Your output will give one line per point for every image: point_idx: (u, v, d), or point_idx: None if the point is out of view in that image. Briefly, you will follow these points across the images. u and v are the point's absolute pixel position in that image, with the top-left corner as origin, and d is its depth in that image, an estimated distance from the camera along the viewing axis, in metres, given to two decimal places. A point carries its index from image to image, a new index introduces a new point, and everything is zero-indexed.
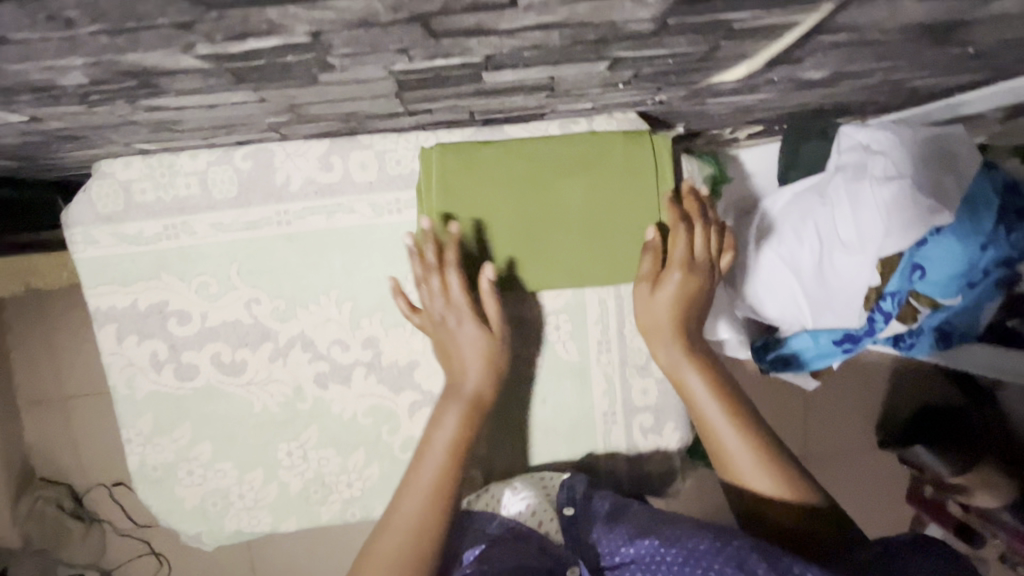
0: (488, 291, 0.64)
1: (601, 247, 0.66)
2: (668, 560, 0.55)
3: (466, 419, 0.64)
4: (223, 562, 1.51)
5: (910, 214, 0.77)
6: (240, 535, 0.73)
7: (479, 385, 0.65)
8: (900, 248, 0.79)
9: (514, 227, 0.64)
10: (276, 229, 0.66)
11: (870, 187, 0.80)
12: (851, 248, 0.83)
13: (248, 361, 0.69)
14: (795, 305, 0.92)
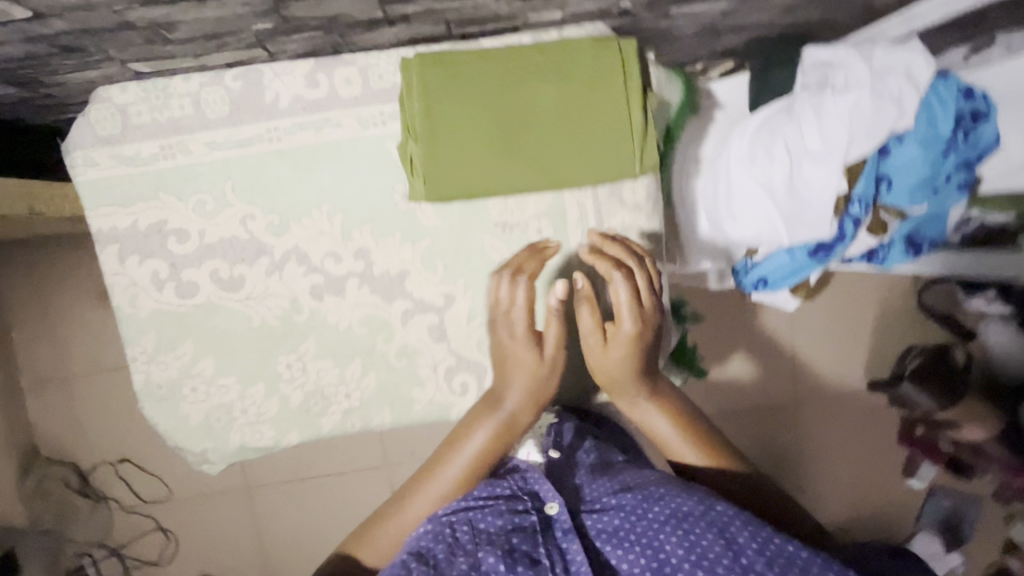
0: (554, 310, 0.68)
1: (574, 149, 0.69)
2: (651, 515, 0.57)
3: (497, 437, 0.71)
4: (230, 531, 1.53)
5: (871, 119, 0.82)
6: (245, 451, 0.77)
7: (521, 405, 0.70)
8: (863, 153, 0.85)
9: (489, 132, 0.67)
10: (267, 146, 0.70)
11: (832, 97, 0.85)
12: (819, 158, 0.88)
13: (246, 276, 0.72)
14: (770, 222, 0.96)
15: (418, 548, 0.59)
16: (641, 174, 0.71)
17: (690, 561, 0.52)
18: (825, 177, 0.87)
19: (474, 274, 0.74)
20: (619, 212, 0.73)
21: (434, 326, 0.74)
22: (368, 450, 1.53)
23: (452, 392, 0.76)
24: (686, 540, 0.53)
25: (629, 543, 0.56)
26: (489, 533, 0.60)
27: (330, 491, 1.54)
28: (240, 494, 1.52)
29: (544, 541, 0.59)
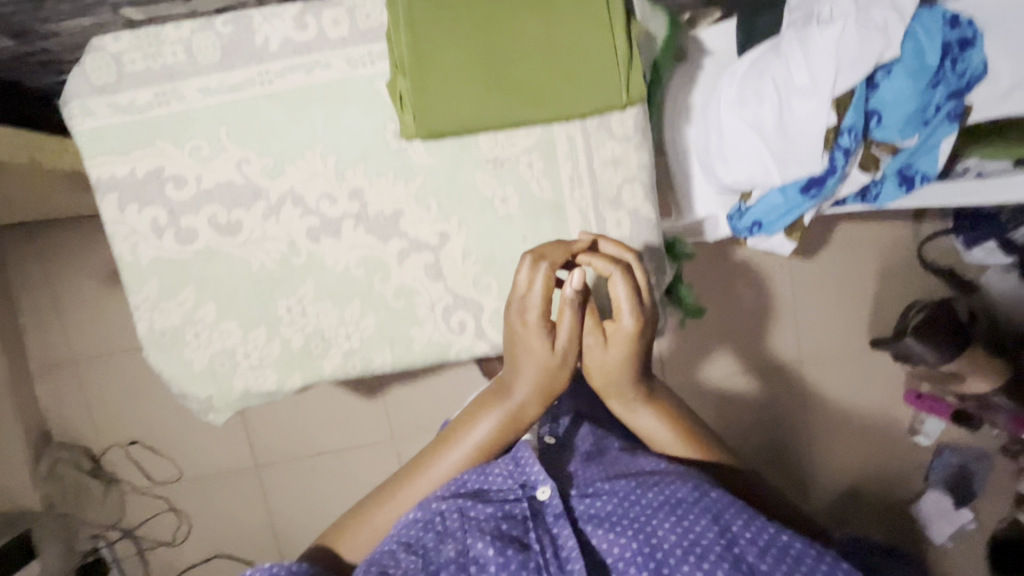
0: (569, 301, 0.63)
1: (561, 81, 0.70)
2: (643, 501, 0.59)
3: (500, 432, 0.67)
4: (241, 508, 1.55)
5: (858, 48, 0.83)
6: (249, 395, 0.78)
7: (529, 400, 0.66)
8: (852, 83, 0.85)
9: (476, 66, 0.68)
10: (259, 90, 0.71)
11: (817, 30, 0.86)
12: (808, 92, 0.88)
13: (243, 221, 0.73)
14: (762, 163, 0.95)
15: (406, 534, 0.59)
16: (628, 104, 0.72)
17: (682, 548, 0.54)
18: (814, 110, 0.88)
19: (468, 211, 0.74)
20: (609, 144, 0.74)
21: (430, 265, 0.75)
22: (374, 424, 1.55)
23: (450, 331, 0.77)
24: (679, 524, 0.55)
25: (620, 528, 0.58)
26: (479, 516, 0.60)
27: (339, 466, 1.55)
28: (250, 472, 1.54)
29: (536, 526, 0.61)
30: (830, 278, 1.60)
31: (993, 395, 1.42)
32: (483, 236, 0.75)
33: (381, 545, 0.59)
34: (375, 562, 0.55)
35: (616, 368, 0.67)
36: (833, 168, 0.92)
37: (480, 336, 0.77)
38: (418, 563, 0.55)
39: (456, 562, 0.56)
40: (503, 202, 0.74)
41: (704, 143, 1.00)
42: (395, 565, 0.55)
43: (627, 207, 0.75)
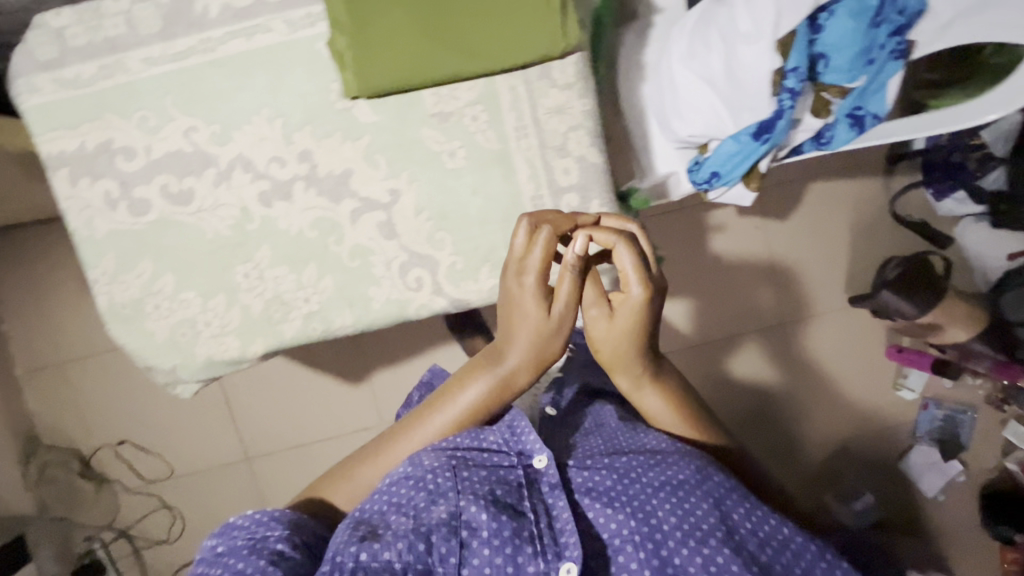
0: (570, 269, 0.60)
1: (498, 28, 0.70)
2: (641, 481, 0.62)
3: (491, 400, 0.67)
4: (235, 502, 1.55)
5: None
6: (213, 364, 0.79)
7: (520, 368, 0.65)
8: (793, 25, 0.86)
9: (412, 18, 0.69)
10: (202, 57, 0.72)
11: None
12: (751, 37, 0.88)
13: (195, 188, 0.74)
14: (715, 115, 0.98)
15: (397, 494, 0.60)
16: (567, 50, 0.72)
17: (679, 530, 0.58)
18: (758, 55, 0.88)
19: (417, 167, 0.75)
20: (551, 93, 0.75)
21: (383, 223, 0.76)
22: (361, 411, 1.55)
23: (408, 288, 0.78)
24: (679, 508, 0.59)
25: (617, 503, 0.61)
26: (472, 481, 0.61)
27: (329, 454, 1.56)
28: (240, 465, 1.54)
29: (530, 496, 0.62)
30: (809, 238, 1.60)
31: (974, 343, 1.43)
32: (434, 192, 0.76)
33: (370, 501, 0.61)
34: (367, 521, 0.58)
35: (619, 341, 0.65)
36: (781, 111, 0.92)
37: (437, 291, 0.78)
38: (408, 523, 0.57)
39: (446, 524, 0.57)
40: (451, 156, 0.75)
41: (659, 101, 1.03)
42: (386, 524, 0.58)
43: (574, 154, 0.76)
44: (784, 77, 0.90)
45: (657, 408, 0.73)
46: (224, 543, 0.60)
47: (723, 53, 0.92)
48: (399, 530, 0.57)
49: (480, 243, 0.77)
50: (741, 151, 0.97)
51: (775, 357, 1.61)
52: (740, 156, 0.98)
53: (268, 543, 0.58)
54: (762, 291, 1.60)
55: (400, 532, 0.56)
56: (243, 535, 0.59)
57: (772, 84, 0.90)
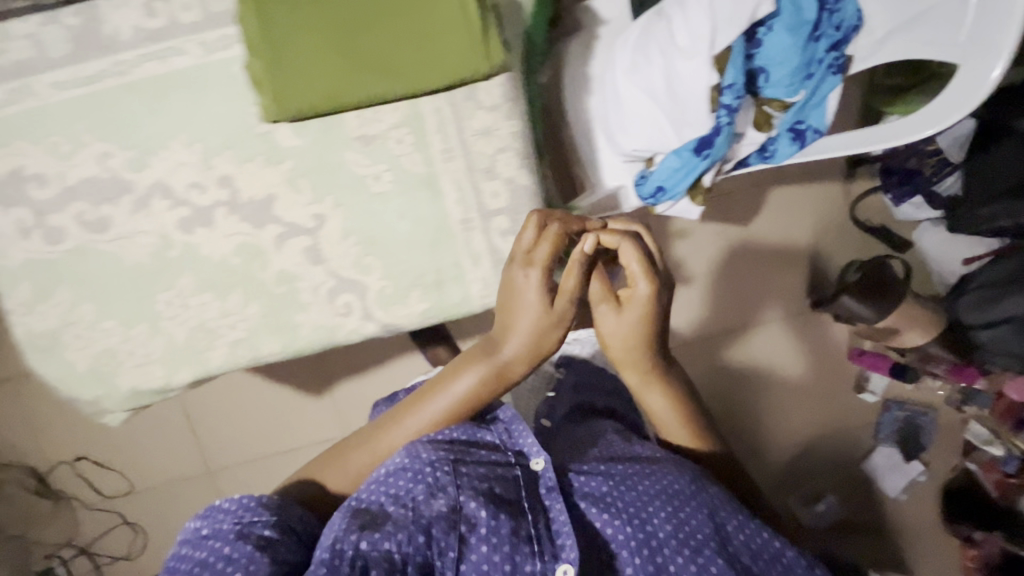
0: (576, 264, 0.65)
1: (417, 49, 0.68)
2: (638, 488, 0.63)
3: (488, 389, 0.68)
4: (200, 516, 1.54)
5: (731, 5, 0.83)
6: (138, 394, 0.77)
7: (516, 359, 0.67)
8: (729, 40, 0.84)
9: (327, 40, 0.67)
10: (115, 80, 0.70)
11: None
12: (689, 52, 0.87)
13: (112, 215, 0.72)
14: (660, 128, 0.97)
15: (394, 487, 0.59)
16: (492, 71, 0.70)
17: (674, 538, 0.59)
18: (696, 71, 0.87)
19: (342, 191, 0.74)
20: (477, 114, 0.74)
21: (308, 248, 0.75)
22: (324, 423, 1.54)
23: (337, 313, 0.77)
24: (675, 515, 0.61)
25: (614, 509, 0.61)
26: (472, 478, 0.61)
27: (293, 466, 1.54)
28: (202, 479, 1.52)
29: (528, 497, 0.62)
30: (773, 244, 1.60)
31: (931, 346, 1.43)
32: (360, 216, 0.74)
33: (367, 490, 0.60)
34: (364, 511, 0.57)
35: (620, 335, 0.69)
36: (718, 126, 0.91)
37: (367, 316, 0.77)
38: (406, 518, 0.56)
39: (444, 519, 0.57)
40: (376, 180, 0.74)
41: (607, 114, 1.02)
42: (386, 515, 0.57)
43: (502, 177, 0.75)
44: (721, 91, 0.88)
45: (658, 405, 0.76)
46: (209, 525, 0.58)
47: (663, 67, 0.91)
48: (398, 521, 0.56)
49: (410, 267, 0.76)
50: (683, 166, 0.96)
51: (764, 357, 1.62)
52: (683, 169, 0.96)
53: (254, 528, 0.57)
54: (754, 292, 1.61)
55: (397, 526, 0.55)
56: (228, 518, 0.58)
57: (711, 99, 0.89)
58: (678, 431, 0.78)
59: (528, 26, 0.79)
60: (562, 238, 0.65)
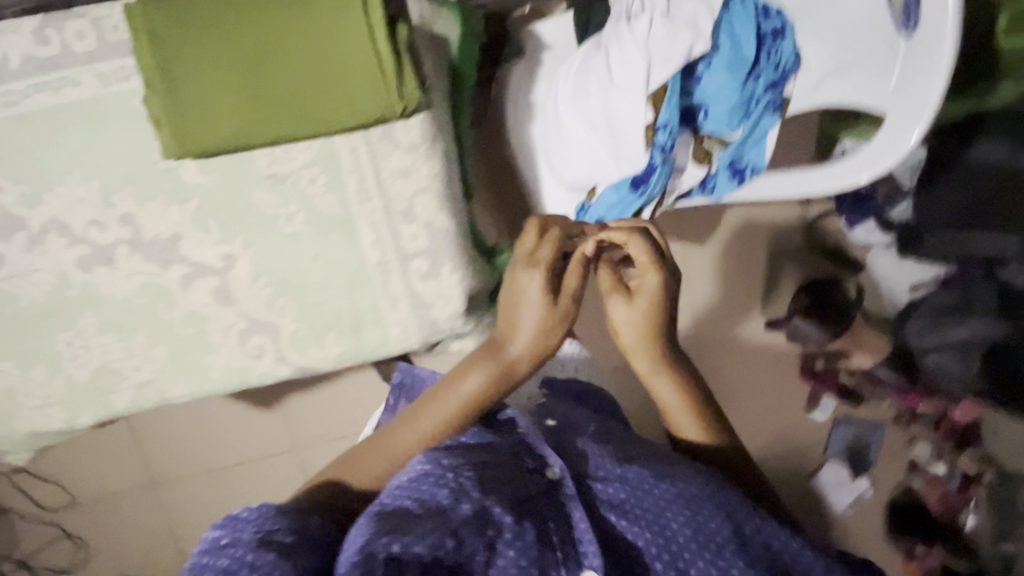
0: (580, 259, 0.65)
1: (325, 89, 0.65)
2: (657, 491, 0.59)
3: (495, 391, 0.65)
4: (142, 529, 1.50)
5: (667, 43, 0.82)
6: (40, 435, 0.74)
7: (523, 356, 0.65)
8: (665, 78, 0.83)
9: (229, 77, 0.64)
10: (3, 111, 0.66)
11: (631, 24, 0.84)
12: (624, 87, 0.86)
13: (3, 253, 0.69)
14: (599, 160, 0.93)
15: (417, 490, 0.56)
16: (407, 113, 0.68)
17: (694, 542, 0.56)
18: (633, 107, 0.86)
19: (253, 231, 0.71)
20: (395, 155, 0.71)
21: (217, 289, 0.72)
22: (273, 438, 1.49)
23: (248, 356, 0.74)
24: (693, 520, 0.57)
25: (634, 514, 0.58)
26: (494, 483, 0.59)
27: (241, 479, 1.50)
28: (148, 490, 1.48)
29: (550, 503, 0.59)
30: (734, 262, 1.52)
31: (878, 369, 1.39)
32: (271, 257, 0.72)
33: (390, 494, 0.56)
34: (389, 514, 0.53)
35: (636, 325, 0.68)
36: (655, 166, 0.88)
37: (281, 359, 0.75)
38: (431, 520, 0.53)
39: (470, 521, 0.53)
40: (289, 220, 0.71)
41: (548, 142, 0.99)
42: (412, 519, 0.53)
43: (421, 219, 0.73)
44: (656, 132, 0.85)
45: (669, 403, 0.73)
46: (227, 533, 0.53)
47: (599, 99, 0.89)
48: (427, 525, 0.52)
49: (325, 309, 0.74)
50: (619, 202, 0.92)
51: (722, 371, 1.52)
52: (620, 203, 0.92)
53: (276, 536, 0.53)
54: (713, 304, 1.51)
55: (424, 528, 0.52)
56: (248, 526, 0.53)
57: (647, 137, 0.86)
58: (692, 428, 0.73)
59: (455, 60, 0.77)
60: (562, 240, 0.66)
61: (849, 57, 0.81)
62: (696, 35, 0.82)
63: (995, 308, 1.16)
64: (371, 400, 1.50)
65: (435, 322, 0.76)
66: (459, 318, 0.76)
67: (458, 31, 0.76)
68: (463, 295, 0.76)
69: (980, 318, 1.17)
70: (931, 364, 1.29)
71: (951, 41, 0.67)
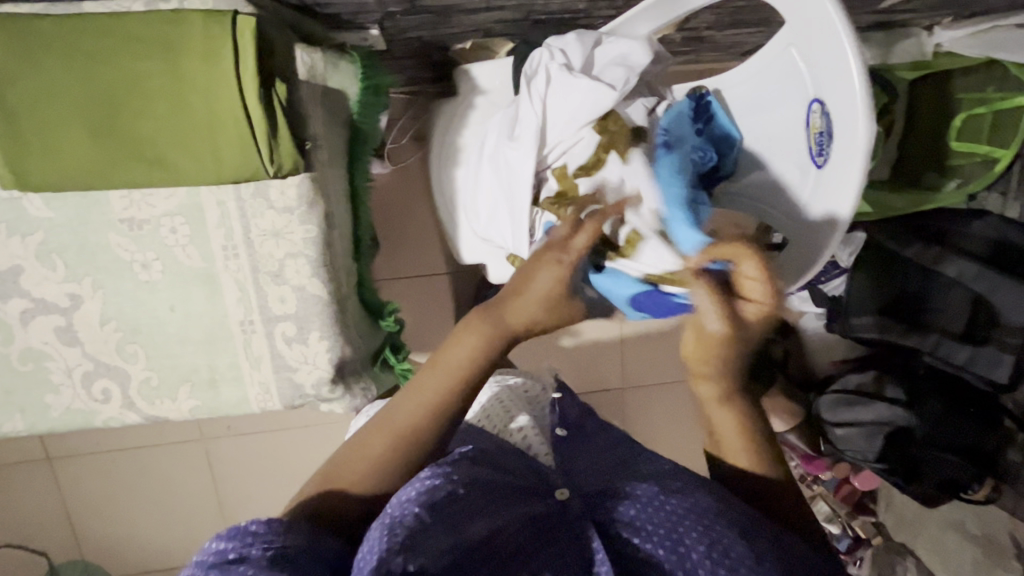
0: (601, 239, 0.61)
1: (187, 136, 0.60)
2: (671, 505, 0.52)
3: (494, 348, 0.56)
4: (15, 511, 1.30)
5: (571, 103, 0.77)
6: None
7: (527, 319, 0.57)
8: (564, 139, 0.78)
9: (77, 114, 0.58)
10: None
11: (545, 79, 0.80)
12: (518, 143, 0.80)
13: None
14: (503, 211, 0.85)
15: (428, 499, 0.48)
16: (281, 176, 0.63)
17: (712, 558, 0.48)
18: (524, 158, 0.79)
19: (104, 273, 0.66)
20: (268, 214, 0.66)
21: (61, 328, 0.67)
22: (176, 423, 1.27)
23: (92, 400, 0.70)
24: (706, 535, 0.49)
25: (651, 532, 0.50)
26: (503, 501, 0.52)
27: (145, 464, 1.30)
28: (26, 469, 1.27)
29: (562, 527, 0.51)
30: None
31: (787, 434, 1.35)
32: (123, 302, 0.68)
33: (397, 503, 0.48)
34: (403, 525, 0.45)
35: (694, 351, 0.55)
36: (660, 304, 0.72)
37: (128, 406, 0.71)
38: (443, 540, 0.46)
39: (486, 544, 0.47)
40: (145, 268, 0.67)
41: (461, 189, 0.94)
42: (424, 533, 0.45)
43: (291, 283, 0.69)
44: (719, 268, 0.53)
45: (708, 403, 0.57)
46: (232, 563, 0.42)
47: (499, 154, 0.84)
48: (440, 546, 0.45)
49: (180, 363, 0.70)
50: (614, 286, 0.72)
51: (666, 417, 1.42)
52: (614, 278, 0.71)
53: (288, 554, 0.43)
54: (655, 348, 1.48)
55: (440, 543, 0.45)
56: (257, 543, 0.43)
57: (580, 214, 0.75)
58: (735, 451, 0.58)
59: (354, 115, 0.76)
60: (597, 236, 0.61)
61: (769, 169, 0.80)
62: (603, 87, 0.75)
63: (904, 396, 1.13)
64: (293, 414, 1.30)
65: (300, 386, 0.73)
66: (324, 384, 0.73)
67: (358, 86, 0.74)
68: (333, 363, 0.72)
69: (889, 404, 1.13)
70: (839, 441, 1.18)
71: (854, 191, 0.64)
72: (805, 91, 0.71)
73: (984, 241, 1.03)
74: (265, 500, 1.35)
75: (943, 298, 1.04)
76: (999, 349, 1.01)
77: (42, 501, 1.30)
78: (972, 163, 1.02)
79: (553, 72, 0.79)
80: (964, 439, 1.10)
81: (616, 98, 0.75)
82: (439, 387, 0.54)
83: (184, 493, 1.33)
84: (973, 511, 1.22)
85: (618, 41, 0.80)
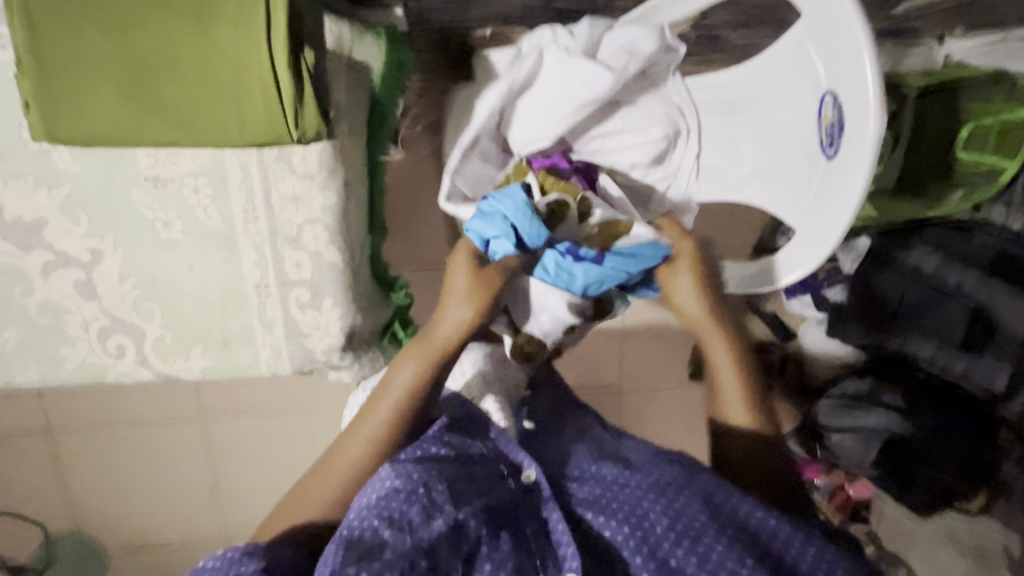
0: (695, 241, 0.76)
1: (218, 99, 0.61)
2: (633, 484, 0.60)
3: (433, 366, 0.65)
4: (11, 477, 1.30)
5: (574, 85, 0.80)
6: None
7: (449, 334, 0.66)
8: (555, 114, 0.82)
9: (113, 72, 0.59)
10: None
11: (550, 56, 0.81)
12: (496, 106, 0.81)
13: None
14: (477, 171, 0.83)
15: (386, 509, 0.53)
16: (301, 143, 0.64)
17: (672, 531, 0.55)
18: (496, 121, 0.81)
19: (125, 230, 0.68)
20: (289, 179, 0.67)
21: (81, 283, 0.69)
22: (179, 398, 1.28)
23: (106, 355, 0.72)
24: (671, 511, 0.56)
25: (612, 510, 0.58)
26: (464, 492, 0.57)
27: (144, 439, 1.30)
28: (23, 437, 1.27)
29: (528, 511, 0.60)
30: None
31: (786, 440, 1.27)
32: (141, 259, 0.69)
33: (357, 515, 0.53)
34: (363, 537, 0.51)
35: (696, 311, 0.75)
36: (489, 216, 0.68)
37: (141, 362, 0.73)
38: (401, 543, 0.51)
39: (445, 540, 0.52)
40: (164, 228, 0.68)
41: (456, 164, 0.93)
42: (381, 542, 0.50)
43: (308, 249, 0.70)
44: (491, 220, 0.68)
45: (721, 363, 0.76)
46: None
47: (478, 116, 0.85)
48: (399, 549, 0.50)
49: (194, 323, 0.72)
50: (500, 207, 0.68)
51: (664, 413, 1.43)
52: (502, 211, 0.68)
53: None
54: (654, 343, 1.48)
55: (398, 548, 0.50)
56: None
57: (522, 338, 0.76)
58: (740, 414, 0.74)
59: (377, 90, 0.78)
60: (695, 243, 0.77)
61: (780, 161, 0.82)
62: (603, 71, 0.78)
63: (902, 403, 1.11)
64: (292, 397, 1.30)
65: (310, 351, 0.74)
66: (334, 352, 0.75)
67: (382, 60, 0.75)
68: (344, 331, 0.74)
69: (887, 410, 1.11)
70: (836, 449, 1.16)
71: (864, 175, 0.65)
72: (817, 84, 0.73)
73: (987, 250, 1.01)
74: (260, 480, 1.36)
75: (941, 310, 1.03)
76: (997, 359, 0.98)
77: (39, 468, 1.30)
78: (977, 172, 1.01)
79: (556, 54, 0.81)
80: (964, 448, 1.08)
81: (614, 83, 0.79)
82: (375, 422, 0.63)
83: (182, 468, 1.33)
84: (965, 523, 1.23)
85: (626, 29, 0.81)
